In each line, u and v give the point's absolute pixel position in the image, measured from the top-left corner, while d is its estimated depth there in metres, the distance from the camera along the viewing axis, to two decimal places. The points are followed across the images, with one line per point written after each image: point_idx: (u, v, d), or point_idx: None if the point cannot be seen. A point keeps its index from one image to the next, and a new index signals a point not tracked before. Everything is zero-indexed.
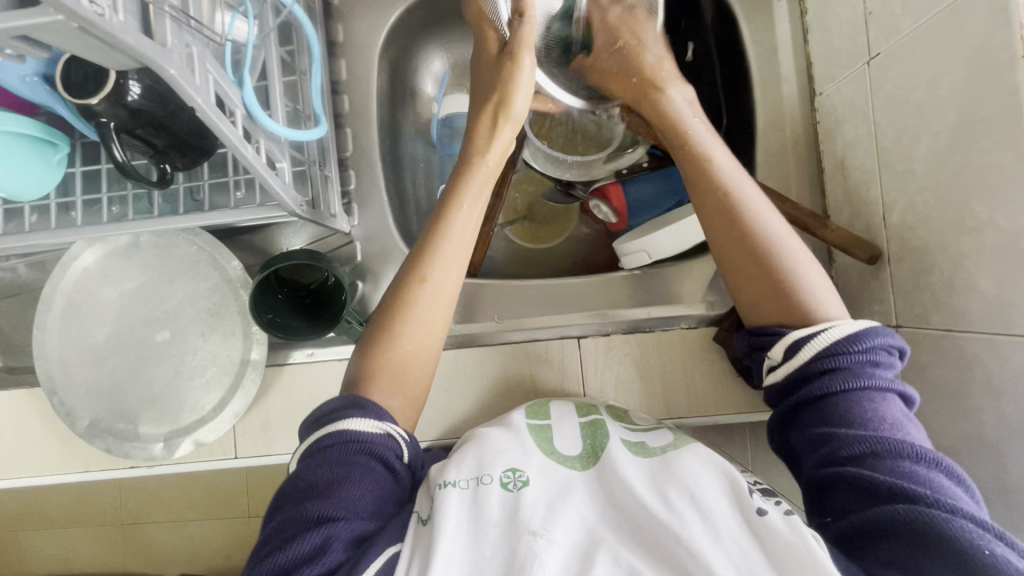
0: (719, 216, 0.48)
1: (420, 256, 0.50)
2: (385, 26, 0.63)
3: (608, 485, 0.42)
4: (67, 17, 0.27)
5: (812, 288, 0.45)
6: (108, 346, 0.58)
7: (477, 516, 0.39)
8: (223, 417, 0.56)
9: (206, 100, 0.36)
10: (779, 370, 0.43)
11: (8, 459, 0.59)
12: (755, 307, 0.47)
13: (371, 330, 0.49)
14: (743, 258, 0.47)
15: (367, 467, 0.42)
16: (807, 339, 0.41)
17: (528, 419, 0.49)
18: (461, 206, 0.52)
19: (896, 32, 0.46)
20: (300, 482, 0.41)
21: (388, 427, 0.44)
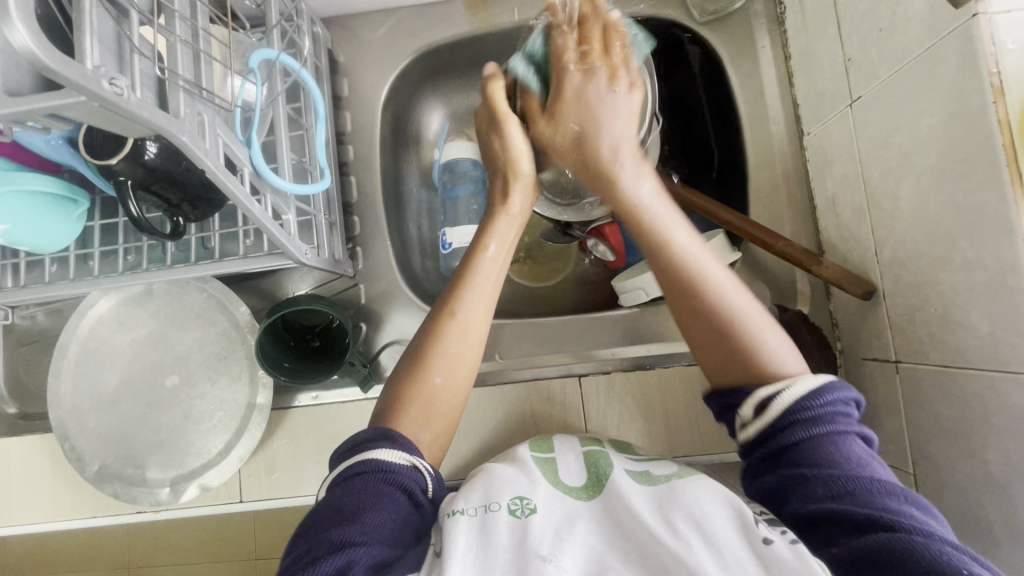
0: (677, 290, 0.48)
1: (450, 294, 0.51)
2: (388, 81, 0.67)
3: (613, 509, 0.41)
4: (89, 97, 0.29)
5: (767, 343, 0.45)
6: (119, 392, 0.60)
7: (485, 540, 0.38)
8: (228, 461, 0.57)
9: (214, 163, 0.38)
10: (749, 427, 0.43)
11: (19, 505, 0.60)
12: (721, 367, 0.46)
13: (403, 363, 0.50)
14: (709, 332, 0.47)
15: (390, 497, 0.41)
16: (774, 396, 0.41)
17: (533, 453, 0.50)
18: (487, 247, 0.54)
19: (875, 77, 0.48)
20: (328, 509, 0.41)
21: (414, 459, 0.44)
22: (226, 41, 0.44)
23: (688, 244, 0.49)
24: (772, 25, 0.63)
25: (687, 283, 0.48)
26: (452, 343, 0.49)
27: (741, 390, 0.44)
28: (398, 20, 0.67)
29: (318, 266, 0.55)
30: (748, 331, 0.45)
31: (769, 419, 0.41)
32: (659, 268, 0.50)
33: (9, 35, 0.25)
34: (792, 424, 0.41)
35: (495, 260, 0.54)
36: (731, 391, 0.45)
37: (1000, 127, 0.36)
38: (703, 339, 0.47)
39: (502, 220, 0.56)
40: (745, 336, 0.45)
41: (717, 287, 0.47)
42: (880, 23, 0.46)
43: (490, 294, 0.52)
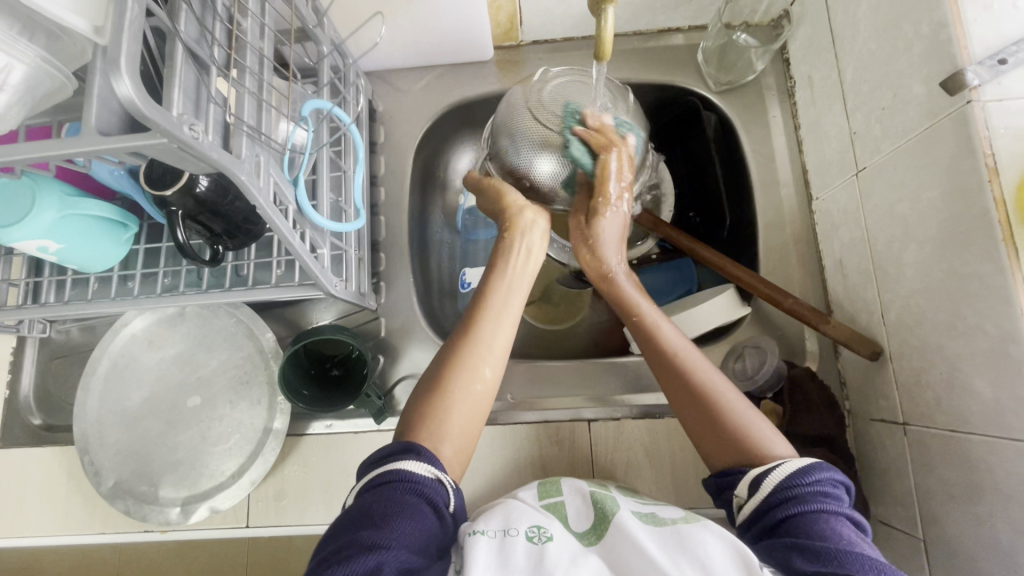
0: (670, 388, 0.51)
1: (471, 318, 0.54)
2: (421, 130, 0.72)
3: (619, 548, 0.43)
4: (170, 140, 0.33)
5: (755, 427, 0.47)
6: (141, 409, 0.62)
7: (505, 561, 0.42)
8: (240, 485, 0.58)
9: (266, 201, 0.41)
10: (745, 506, 0.44)
11: (34, 515, 0.61)
12: (714, 454, 0.48)
13: (423, 384, 0.51)
14: (700, 424, 0.48)
15: (416, 507, 0.43)
16: (764, 475, 0.43)
17: (540, 498, 0.51)
18: (502, 273, 0.56)
19: (879, 150, 0.51)
20: (359, 512, 0.42)
21: (439, 473, 0.45)
22: (284, 93, 0.48)
23: (673, 335, 0.53)
24: (783, 97, 0.67)
25: (672, 362, 0.51)
26: (469, 360, 0.51)
27: (732, 470, 0.46)
28: (435, 77, 0.73)
29: (346, 297, 0.58)
30: (736, 417, 0.47)
31: (759, 496, 0.43)
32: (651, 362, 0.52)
33: (116, 87, 0.29)
34: (786, 500, 0.41)
35: (513, 284, 0.56)
36: (722, 474, 0.46)
37: (995, 204, 0.39)
38: (695, 429, 0.49)
39: (511, 247, 0.57)
40: (735, 423, 0.47)
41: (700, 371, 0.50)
42: (882, 103, 0.50)
43: (511, 324, 0.54)
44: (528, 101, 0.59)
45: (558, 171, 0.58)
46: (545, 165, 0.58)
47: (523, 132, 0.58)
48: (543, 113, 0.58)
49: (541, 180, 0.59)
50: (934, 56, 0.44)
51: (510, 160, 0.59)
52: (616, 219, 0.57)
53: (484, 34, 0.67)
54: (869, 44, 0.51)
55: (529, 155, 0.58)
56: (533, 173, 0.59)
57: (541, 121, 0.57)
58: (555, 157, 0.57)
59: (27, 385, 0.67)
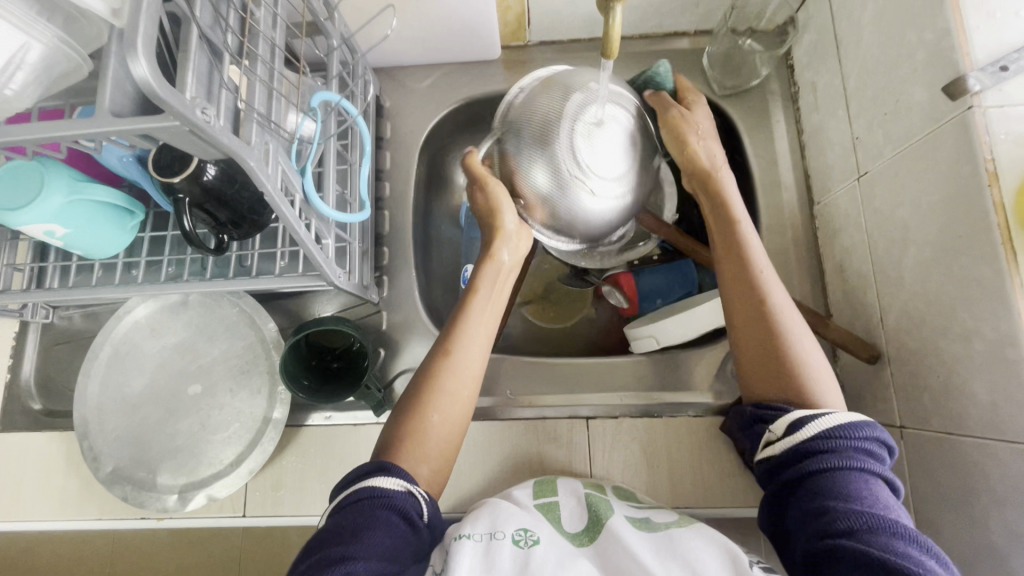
0: (750, 314, 0.50)
1: (449, 335, 0.54)
2: (427, 127, 0.72)
3: (610, 553, 0.44)
4: (183, 123, 0.33)
5: (818, 374, 0.47)
6: (142, 396, 0.62)
7: (489, 566, 0.42)
8: (237, 473, 0.58)
9: (273, 187, 0.41)
10: (776, 444, 0.45)
11: (32, 499, 0.61)
12: (769, 386, 0.48)
13: (405, 398, 0.52)
14: (769, 357, 0.48)
15: (388, 520, 0.43)
16: (812, 416, 0.43)
17: (534, 498, 0.51)
18: (480, 293, 0.56)
19: (880, 155, 0.51)
20: (331, 530, 0.43)
21: (409, 485, 0.46)
22: (295, 84, 0.49)
23: (766, 263, 0.52)
24: (787, 103, 0.68)
25: (756, 288, 0.50)
26: (449, 381, 0.52)
27: (775, 406, 0.47)
28: (442, 74, 0.74)
29: (349, 289, 0.58)
30: (803, 358, 0.48)
31: (798, 441, 0.43)
32: (736, 284, 0.51)
33: (132, 68, 0.30)
34: (825, 450, 0.42)
35: (485, 307, 0.56)
36: (766, 407, 0.47)
37: (994, 209, 0.40)
38: (761, 360, 0.48)
39: (490, 267, 0.57)
40: (800, 366, 0.47)
41: (782, 304, 0.50)
42: (885, 108, 0.51)
43: (486, 342, 0.55)
44: (544, 98, 0.56)
45: (552, 185, 0.56)
46: (540, 176, 0.56)
47: (529, 131, 0.56)
48: (552, 108, 0.55)
49: (534, 191, 0.57)
50: (936, 63, 0.44)
51: (512, 157, 0.58)
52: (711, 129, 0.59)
53: (491, 33, 0.67)
54: (872, 50, 0.52)
55: (527, 157, 0.56)
56: (527, 181, 0.57)
57: (550, 119, 0.55)
58: (550, 170, 0.55)
59: (28, 369, 0.67)
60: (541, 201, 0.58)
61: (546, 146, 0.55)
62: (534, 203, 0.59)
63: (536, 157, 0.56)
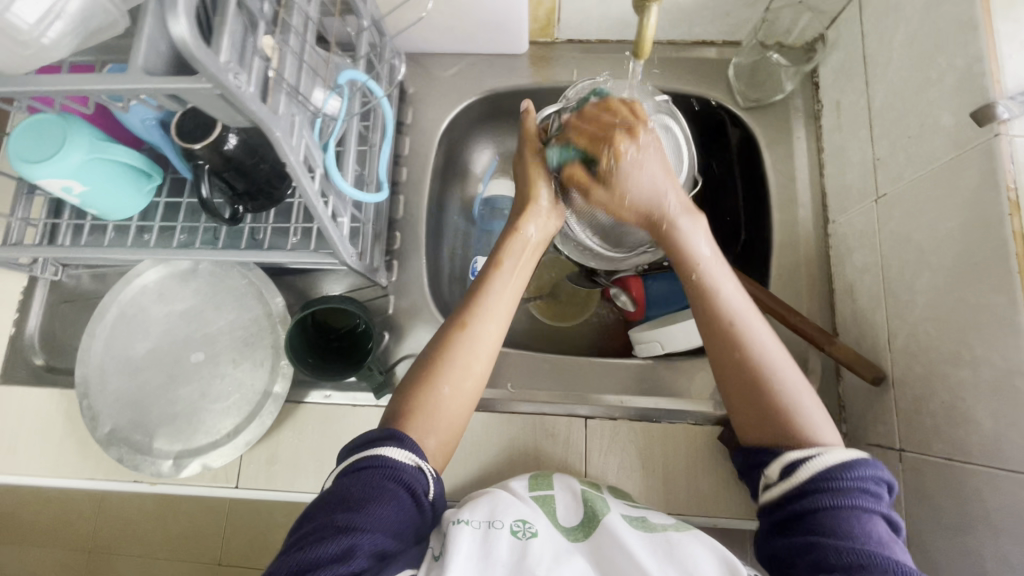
0: (727, 365, 0.50)
1: (465, 308, 0.54)
2: (448, 116, 0.72)
3: (606, 549, 0.44)
4: (215, 85, 0.33)
5: (805, 414, 0.47)
6: (145, 360, 0.62)
7: (487, 554, 0.43)
8: (235, 444, 0.58)
9: (296, 160, 0.41)
10: (774, 487, 0.45)
11: (28, 454, 0.61)
12: (756, 431, 0.48)
13: (413, 372, 0.52)
14: (751, 403, 0.48)
15: (391, 492, 0.44)
16: (802, 460, 0.43)
17: (529, 490, 0.52)
18: (502, 268, 0.56)
19: (900, 178, 0.51)
20: (335, 495, 0.44)
21: (418, 460, 0.46)
22: (324, 60, 0.49)
23: (738, 308, 0.51)
24: (809, 119, 0.68)
25: (734, 334, 0.50)
26: (462, 356, 0.52)
27: (767, 450, 0.47)
28: (467, 65, 0.74)
29: (359, 269, 0.58)
30: (788, 400, 0.47)
31: (793, 484, 0.43)
32: (709, 338, 0.51)
33: (171, 26, 0.30)
34: (818, 490, 0.42)
35: (506, 284, 0.56)
36: (757, 451, 0.47)
37: (1013, 238, 0.40)
38: (744, 409, 0.49)
39: (517, 241, 0.57)
40: (785, 410, 0.47)
41: (759, 350, 0.49)
42: (909, 131, 0.51)
43: (506, 316, 0.55)
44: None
45: None
46: None
47: None
48: None
49: None
50: (965, 88, 0.45)
51: None
52: (652, 165, 0.52)
53: (521, 27, 0.67)
54: (901, 72, 0.52)
55: None
56: None
57: None
58: None
59: (33, 325, 0.67)
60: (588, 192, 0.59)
61: None
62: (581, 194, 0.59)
63: None
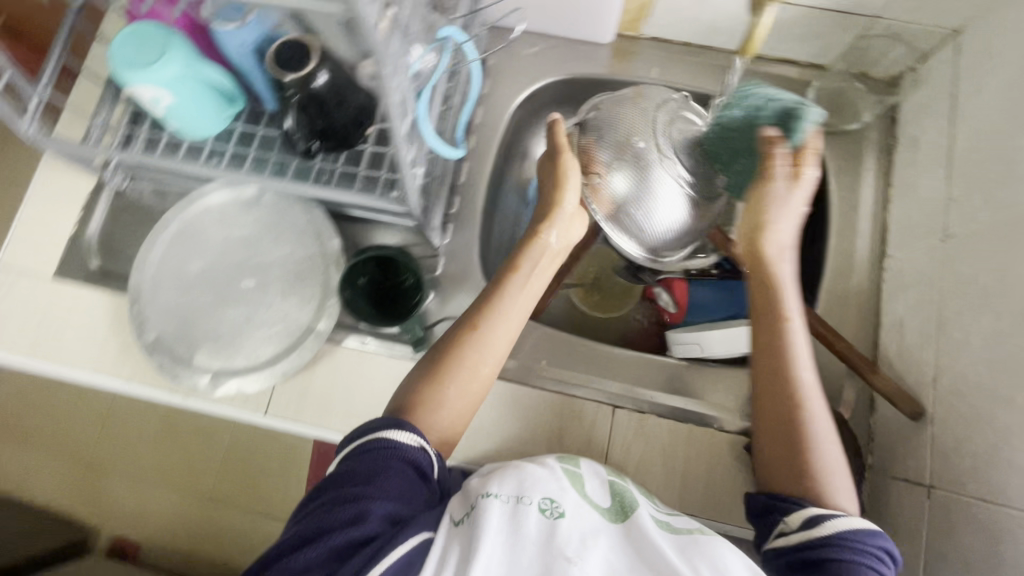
0: (772, 412, 0.51)
1: (480, 310, 0.55)
2: (523, 93, 0.73)
3: (635, 539, 0.46)
4: (348, 11, 0.35)
5: (835, 481, 0.48)
6: (196, 278, 0.63)
7: (515, 528, 0.43)
8: (273, 372, 0.60)
9: (396, 101, 0.43)
10: (790, 536, 0.46)
11: (76, 350, 0.64)
12: (778, 478, 0.50)
13: (424, 365, 0.54)
14: (786, 454, 0.50)
15: (399, 470, 0.47)
16: (825, 517, 0.45)
17: (562, 463, 0.54)
18: (522, 272, 0.57)
19: (975, 220, 0.51)
20: (347, 470, 0.47)
21: (422, 441, 0.49)
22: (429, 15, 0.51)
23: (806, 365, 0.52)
24: (882, 152, 0.67)
25: (791, 380, 0.51)
26: (470, 358, 0.53)
27: (785, 499, 0.48)
28: (549, 46, 0.74)
29: (419, 219, 0.59)
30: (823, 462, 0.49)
31: (813, 535, 0.45)
32: (766, 382, 0.52)
33: None
34: (837, 546, 0.44)
35: (525, 290, 0.57)
36: (775, 497, 0.49)
37: None
38: (776, 457, 0.50)
39: (537, 248, 0.58)
40: (816, 470, 0.49)
41: (813, 408, 0.50)
42: (992, 175, 0.51)
43: (520, 318, 0.56)
44: (633, 106, 0.63)
45: (631, 188, 0.62)
46: (619, 183, 0.62)
47: (613, 131, 0.63)
48: (642, 120, 0.62)
49: (610, 193, 0.63)
50: None
51: (594, 150, 0.63)
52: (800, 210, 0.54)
53: (612, 16, 0.68)
54: (993, 117, 0.52)
55: (609, 162, 0.62)
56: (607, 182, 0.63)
57: (637, 126, 0.62)
58: (632, 176, 0.62)
59: (92, 230, 0.69)
60: (613, 199, 0.63)
61: (627, 146, 0.62)
62: (605, 202, 0.63)
63: (618, 162, 0.62)
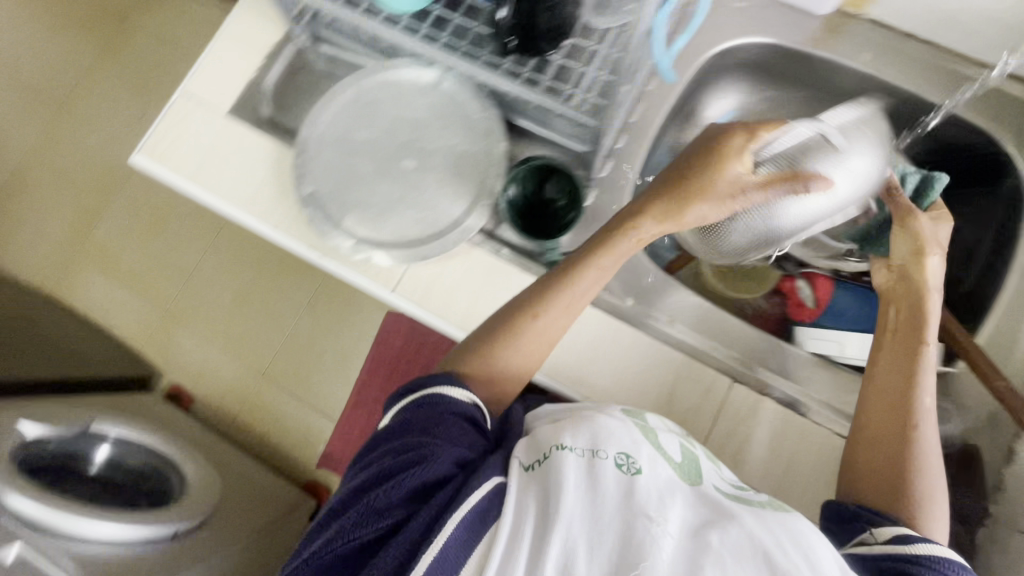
0: (879, 432, 0.54)
1: (543, 292, 0.56)
2: (722, 44, 0.68)
3: (711, 504, 0.44)
4: None
5: (936, 507, 0.51)
6: (362, 146, 0.64)
7: (592, 481, 0.43)
8: (409, 253, 0.61)
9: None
10: (874, 547, 0.47)
11: (238, 189, 0.67)
12: (878, 494, 0.52)
13: (481, 335, 0.58)
14: (889, 476, 0.53)
15: (455, 422, 0.50)
16: (916, 537, 0.46)
17: (631, 416, 0.53)
18: (603, 257, 0.56)
19: None
20: (407, 423, 0.51)
21: (473, 398, 0.53)
22: None
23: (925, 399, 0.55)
24: None
25: (906, 410, 0.54)
26: (526, 339, 0.56)
27: (870, 518, 0.50)
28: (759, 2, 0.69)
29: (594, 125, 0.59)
30: (926, 488, 0.52)
31: (901, 550, 0.46)
32: (877, 403, 0.56)
33: None
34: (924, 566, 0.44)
35: (597, 274, 0.56)
36: (867, 511, 0.51)
37: None
38: (877, 475, 0.53)
39: (625, 240, 0.56)
40: (917, 494, 0.51)
41: (927, 438, 0.54)
42: None
43: (581, 302, 0.57)
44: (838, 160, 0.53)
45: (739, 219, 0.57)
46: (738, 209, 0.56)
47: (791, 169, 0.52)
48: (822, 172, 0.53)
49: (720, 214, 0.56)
50: None
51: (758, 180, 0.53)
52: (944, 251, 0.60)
53: None
54: None
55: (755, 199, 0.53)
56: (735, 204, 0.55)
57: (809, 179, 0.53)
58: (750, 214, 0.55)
59: (269, 79, 0.71)
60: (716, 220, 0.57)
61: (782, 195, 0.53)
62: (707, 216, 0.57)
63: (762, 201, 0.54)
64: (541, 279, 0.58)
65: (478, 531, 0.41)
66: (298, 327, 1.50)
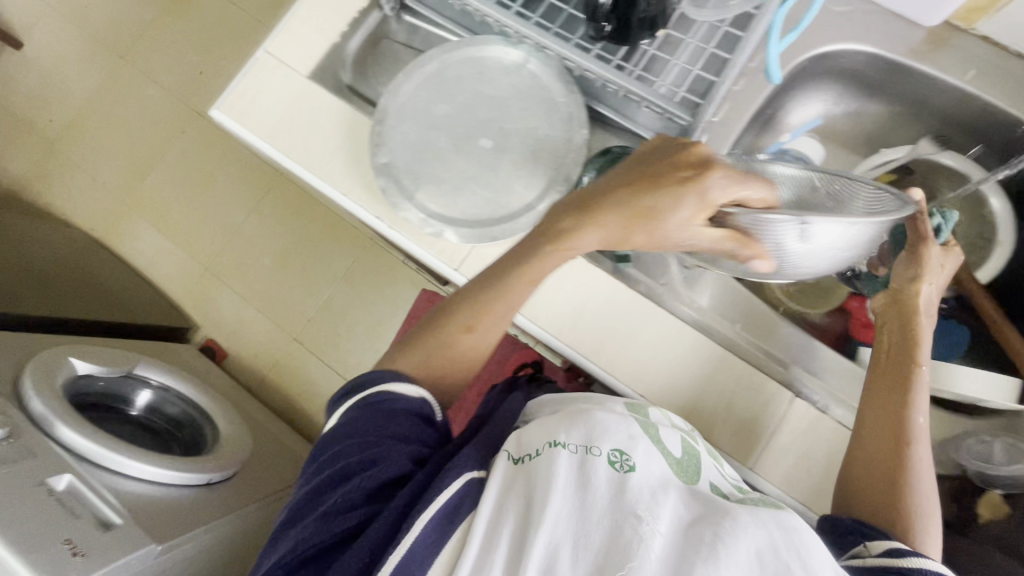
0: (873, 450, 0.55)
1: (477, 307, 0.55)
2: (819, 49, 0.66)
3: (706, 501, 0.43)
4: None
5: (929, 524, 0.52)
6: (440, 120, 0.64)
7: (583, 481, 0.41)
8: (481, 233, 0.60)
9: None
10: (867, 559, 0.48)
11: (312, 152, 0.67)
12: (872, 511, 0.53)
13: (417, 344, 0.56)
14: (881, 497, 0.53)
15: (405, 420, 0.49)
16: (907, 551, 0.46)
17: (632, 412, 0.51)
18: (556, 259, 0.52)
19: None
20: (352, 427, 0.48)
21: (425, 395, 0.51)
22: None
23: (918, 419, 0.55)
24: None
25: (895, 433, 0.55)
26: (466, 347, 0.56)
27: (865, 531, 0.50)
28: (860, 9, 0.67)
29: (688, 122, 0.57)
30: (920, 510, 0.52)
31: (892, 564, 0.46)
32: (869, 423, 0.56)
33: None
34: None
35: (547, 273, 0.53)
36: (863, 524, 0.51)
37: None
38: (871, 493, 0.53)
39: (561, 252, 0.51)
40: (910, 513, 0.52)
41: (919, 459, 0.55)
42: None
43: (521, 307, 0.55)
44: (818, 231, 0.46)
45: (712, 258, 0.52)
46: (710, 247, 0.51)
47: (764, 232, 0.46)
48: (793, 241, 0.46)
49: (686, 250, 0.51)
50: None
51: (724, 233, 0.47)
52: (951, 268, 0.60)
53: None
54: None
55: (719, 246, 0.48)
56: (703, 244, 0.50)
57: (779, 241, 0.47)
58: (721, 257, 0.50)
59: (352, 47, 0.71)
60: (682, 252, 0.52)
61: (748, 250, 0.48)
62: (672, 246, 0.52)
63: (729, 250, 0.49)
64: (480, 283, 0.56)
65: (450, 529, 0.41)
66: (335, 295, 1.52)
